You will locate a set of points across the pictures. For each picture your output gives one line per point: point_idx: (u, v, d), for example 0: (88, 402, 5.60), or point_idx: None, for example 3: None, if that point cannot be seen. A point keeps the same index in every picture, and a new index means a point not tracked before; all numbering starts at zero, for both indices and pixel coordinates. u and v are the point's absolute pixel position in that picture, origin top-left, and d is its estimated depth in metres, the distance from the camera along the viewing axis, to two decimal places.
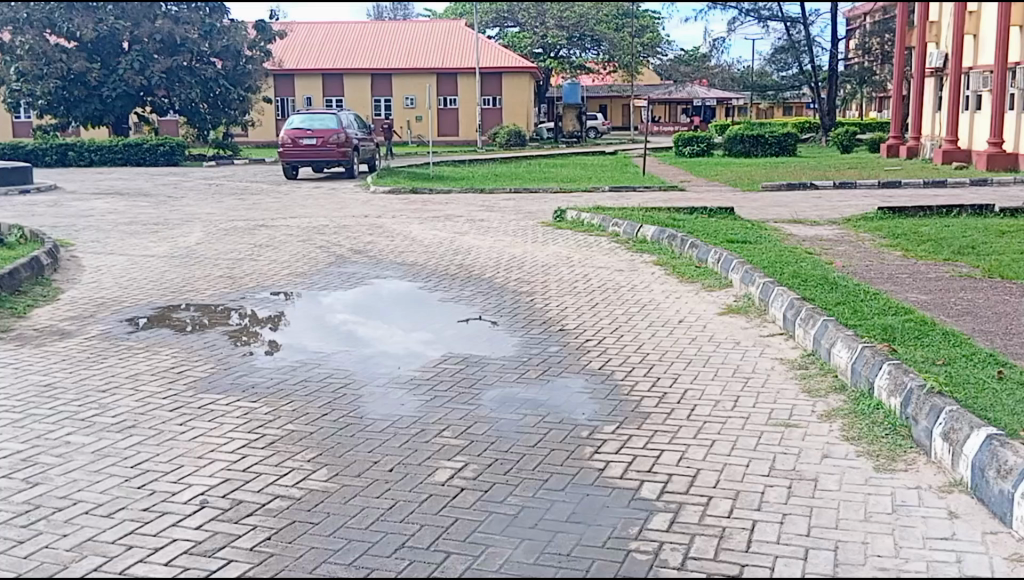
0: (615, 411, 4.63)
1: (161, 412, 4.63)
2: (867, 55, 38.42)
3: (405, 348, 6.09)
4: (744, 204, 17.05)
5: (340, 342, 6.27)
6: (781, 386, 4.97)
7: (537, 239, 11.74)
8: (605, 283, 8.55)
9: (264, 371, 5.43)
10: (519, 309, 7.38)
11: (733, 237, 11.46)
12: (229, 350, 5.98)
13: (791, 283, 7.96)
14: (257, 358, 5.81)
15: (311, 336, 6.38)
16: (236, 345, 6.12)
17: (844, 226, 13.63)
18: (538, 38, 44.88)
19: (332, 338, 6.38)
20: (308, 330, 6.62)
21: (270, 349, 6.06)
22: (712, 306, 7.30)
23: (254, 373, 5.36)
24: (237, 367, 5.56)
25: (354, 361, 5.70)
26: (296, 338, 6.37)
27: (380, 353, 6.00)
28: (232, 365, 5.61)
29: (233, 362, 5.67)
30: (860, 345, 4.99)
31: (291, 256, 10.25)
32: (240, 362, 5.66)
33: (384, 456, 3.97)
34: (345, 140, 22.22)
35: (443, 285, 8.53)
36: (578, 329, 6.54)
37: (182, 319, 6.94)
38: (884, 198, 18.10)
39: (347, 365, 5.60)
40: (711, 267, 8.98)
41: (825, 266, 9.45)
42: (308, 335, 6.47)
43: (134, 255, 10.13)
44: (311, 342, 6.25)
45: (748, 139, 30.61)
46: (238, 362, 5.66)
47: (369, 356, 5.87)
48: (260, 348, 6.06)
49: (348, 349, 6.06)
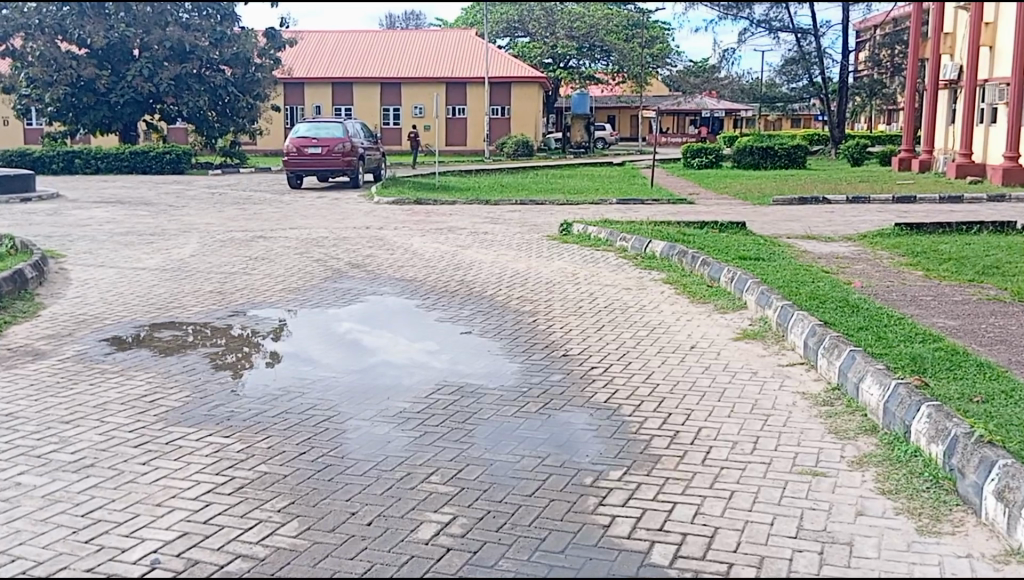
0: (622, 453, 4.21)
1: (124, 448, 4.19)
2: (879, 67, 38.05)
3: (410, 358, 6.06)
4: (755, 218, 16.64)
5: (342, 352, 6.21)
6: (805, 426, 4.56)
7: (542, 254, 11.34)
8: (611, 302, 8.14)
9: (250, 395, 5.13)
10: (519, 333, 6.89)
11: (747, 253, 11.05)
12: (210, 373, 5.59)
13: (809, 305, 7.55)
14: (255, 370, 5.70)
15: (316, 345, 6.36)
16: (223, 365, 5.80)
17: (861, 243, 13.19)
18: (547, 48, 44.70)
19: (336, 349, 6.31)
20: (310, 343, 6.47)
21: (272, 361, 5.95)
22: (727, 331, 6.87)
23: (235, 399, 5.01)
24: (230, 383, 5.39)
25: (356, 371, 5.67)
26: (299, 350, 6.26)
27: (383, 362, 5.97)
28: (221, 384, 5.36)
29: (218, 383, 5.35)
30: (892, 381, 4.61)
31: (286, 270, 9.88)
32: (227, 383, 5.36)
33: (363, 507, 3.56)
34: (351, 149, 21.87)
35: (441, 303, 8.14)
36: (583, 357, 6.06)
37: (165, 340, 6.52)
38: (899, 213, 17.67)
39: (351, 376, 5.58)
40: (724, 286, 8.57)
41: (843, 286, 9.04)
42: (313, 344, 6.44)
43: (124, 268, 9.78)
44: (316, 351, 6.21)
45: (758, 151, 30.13)
46: (236, 376, 5.53)
47: (372, 366, 5.83)
48: (261, 359, 5.96)
49: (351, 360, 6.00)
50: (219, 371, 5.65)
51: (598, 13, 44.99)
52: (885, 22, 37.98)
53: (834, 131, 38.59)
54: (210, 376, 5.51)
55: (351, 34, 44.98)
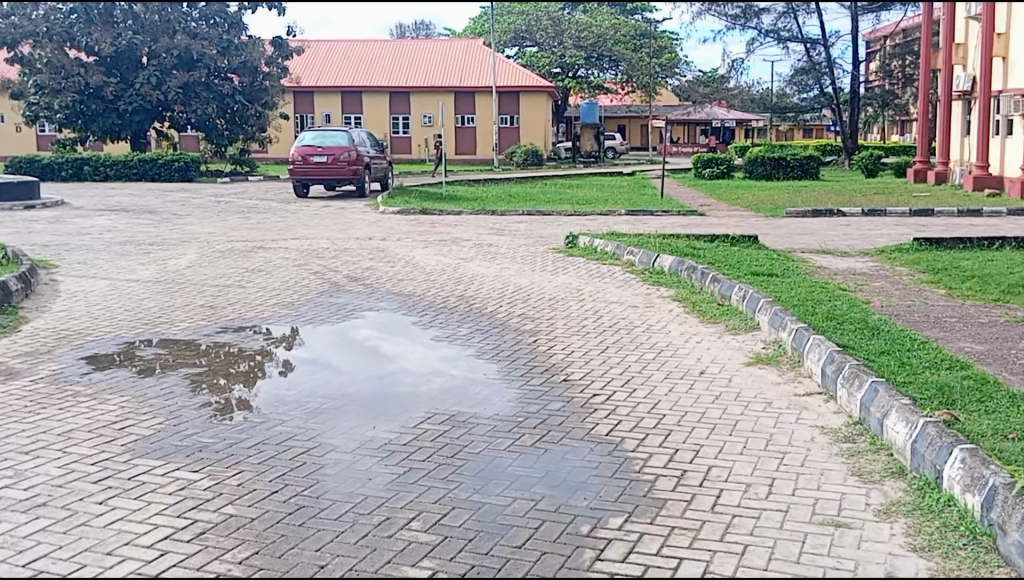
0: (623, 496, 3.85)
1: (83, 485, 3.82)
2: (891, 77, 37.66)
3: (427, 365, 6.14)
4: (768, 231, 16.26)
5: (362, 358, 6.35)
6: (825, 467, 4.21)
7: (546, 268, 11.01)
8: (617, 321, 7.77)
9: (235, 419, 4.82)
10: (519, 356, 6.49)
11: (759, 268, 10.72)
12: (208, 391, 5.41)
13: (826, 326, 7.34)
14: (268, 380, 5.74)
15: (335, 351, 6.49)
16: (232, 377, 5.76)
17: (878, 259, 12.79)
18: (556, 57, 44.55)
19: (356, 354, 6.46)
20: (332, 348, 6.63)
21: (284, 369, 5.99)
22: (738, 354, 6.50)
23: (216, 424, 4.68)
24: (243, 393, 5.43)
25: (374, 377, 5.80)
26: (319, 356, 6.41)
27: (402, 368, 6.08)
28: (229, 396, 5.35)
29: (216, 401, 5.19)
30: (919, 419, 4.25)
31: (282, 283, 9.57)
32: (220, 402, 5.15)
33: (334, 559, 3.22)
34: (357, 158, 21.67)
35: (441, 320, 7.81)
36: (586, 384, 5.66)
37: (147, 359, 6.18)
38: (917, 227, 17.22)
39: (368, 382, 5.68)
40: (736, 305, 8.18)
41: (861, 305, 8.76)
42: (332, 351, 6.53)
43: (117, 279, 9.49)
44: (334, 358, 6.34)
45: (769, 161, 29.71)
46: (248, 386, 5.58)
47: (389, 372, 5.95)
48: (273, 369, 6.00)
49: (370, 365, 6.13)
50: (201, 395, 5.31)
51: (606, 23, 44.81)
52: (895, 33, 37.57)
53: (847, 142, 38.14)
54: (195, 398, 5.22)
55: (361, 43, 44.98)
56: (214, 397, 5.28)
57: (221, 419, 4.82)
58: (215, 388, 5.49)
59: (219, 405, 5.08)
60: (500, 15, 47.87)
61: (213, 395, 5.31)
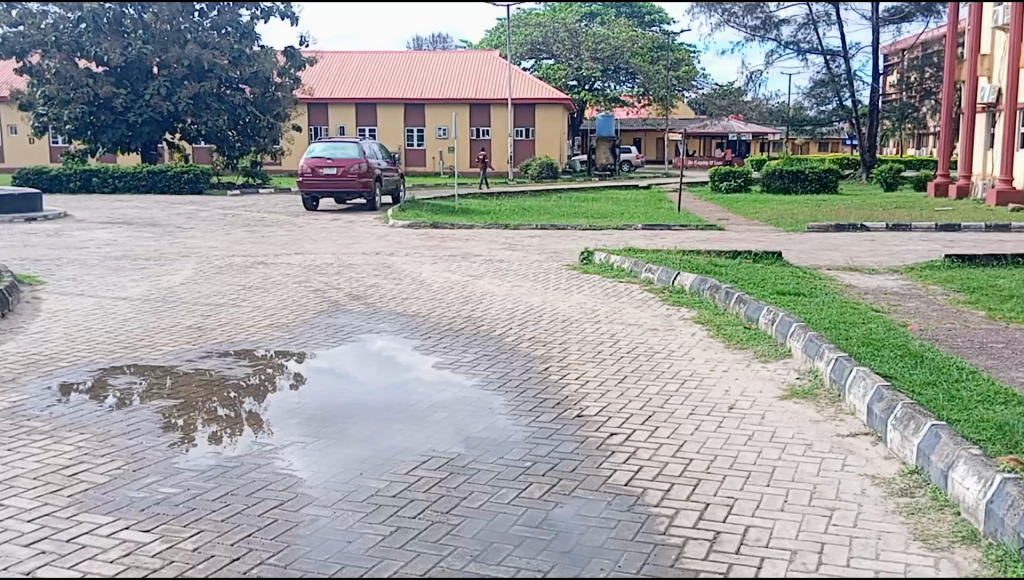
0: (648, 569, 3.23)
1: (13, 548, 3.29)
2: (909, 90, 36.94)
3: (441, 375, 6.19)
4: (791, 247, 15.66)
5: (378, 366, 6.40)
6: (884, 529, 3.57)
7: (560, 286, 10.42)
8: (634, 346, 7.19)
9: (235, 444, 4.60)
10: (528, 389, 5.86)
11: (784, 287, 10.16)
12: (216, 407, 5.30)
13: (861, 353, 6.79)
14: (280, 393, 5.64)
15: (351, 361, 6.51)
16: (242, 391, 5.67)
17: (908, 276, 12.15)
18: (572, 70, 44.10)
19: (374, 363, 6.51)
20: (350, 356, 6.72)
21: (296, 381, 5.95)
22: (770, 386, 5.88)
23: (194, 461, 4.27)
24: (253, 406, 5.34)
25: (390, 386, 5.84)
26: (336, 365, 6.46)
27: (416, 378, 6.11)
28: (240, 409, 5.28)
29: (225, 417, 5.09)
30: (993, 474, 3.60)
31: (279, 302, 9.08)
32: (227, 419, 5.05)
33: None
34: (367, 170, 21.21)
35: (446, 345, 7.24)
36: (602, 422, 5.06)
37: (118, 389, 5.68)
38: (946, 243, 16.55)
39: (382, 392, 5.71)
40: (764, 328, 7.61)
41: (897, 328, 8.17)
42: (348, 361, 6.57)
43: (104, 296, 9.04)
44: (350, 366, 6.38)
45: (787, 174, 29.05)
46: (259, 399, 5.47)
47: (405, 381, 5.99)
48: (285, 381, 5.93)
49: (386, 373, 6.19)
50: (175, 430, 4.82)
51: (623, 35, 44.26)
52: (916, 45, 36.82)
53: (865, 155, 37.38)
54: (197, 416, 5.09)
55: (377, 56, 44.87)
56: (220, 414, 5.15)
57: (228, 437, 4.71)
58: (222, 403, 5.37)
59: (218, 426, 4.90)
60: (517, 27, 47.70)
61: (212, 416, 5.10)
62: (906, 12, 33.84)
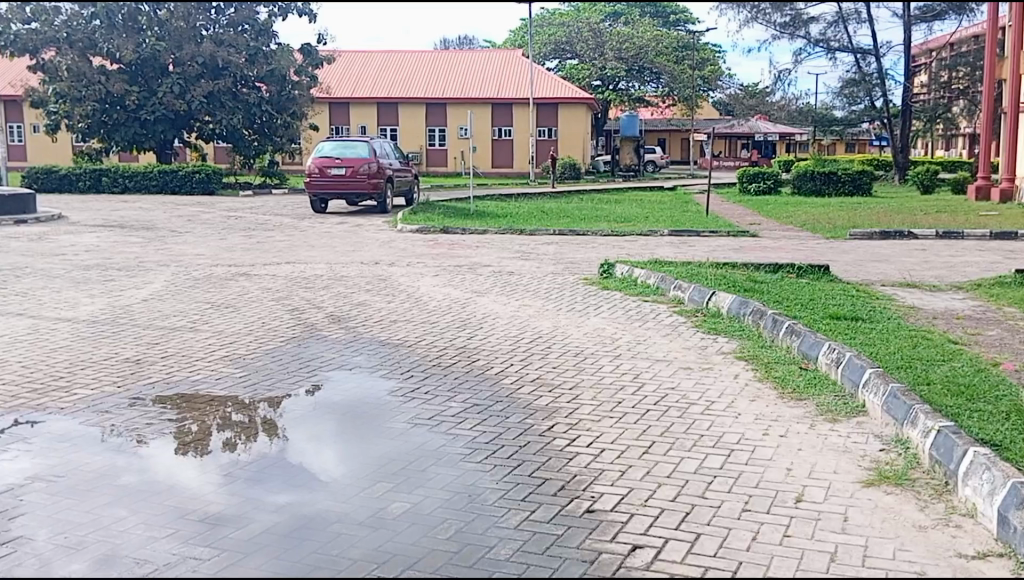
0: None
1: None
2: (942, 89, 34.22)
3: (435, 412, 5.33)
4: (834, 257, 14.11)
5: (375, 388, 5.83)
6: None
7: (575, 307, 8.95)
8: (666, 392, 5.79)
9: (251, 448, 4.63)
10: (524, 462, 4.48)
11: (839, 310, 8.61)
12: (232, 412, 5.24)
13: (955, 408, 5.33)
14: (294, 398, 5.54)
15: (368, 374, 6.18)
16: (260, 396, 5.56)
17: (977, 295, 10.54)
18: (596, 70, 42.53)
19: (378, 380, 6.03)
20: (351, 376, 6.13)
21: (312, 390, 5.74)
22: (850, 461, 4.49)
23: (216, 464, 4.39)
24: (268, 413, 5.24)
25: (381, 408, 5.38)
26: (349, 376, 6.13)
27: (408, 406, 5.44)
28: (255, 415, 5.20)
29: (238, 422, 5.04)
30: None
31: (245, 326, 7.73)
32: (242, 424, 5.01)
33: None
34: (378, 170, 19.85)
35: (431, 387, 5.88)
36: (622, 525, 3.73)
37: (38, 433, 4.78)
38: (1004, 253, 14.89)
39: (376, 409, 5.35)
40: (825, 371, 6.13)
41: (988, 369, 6.60)
42: (370, 371, 6.28)
43: (44, 318, 7.76)
44: (365, 379, 6.05)
45: (819, 176, 27.35)
46: (274, 405, 5.38)
47: (396, 404, 5.48)
48: (301, 388, 5.76)
49: (378, 395, 5.66)
50: (167, 451, 4.56)
51: (647, 34, 42.74)
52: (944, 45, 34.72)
53: (898, 157, 35.65)
54: (211, 420, 5.06)
55: (396, 54, 43.76)
56: (234, 420, 5.09)
57: (243, 444, 4.70)
58: (238, 409, 5.29)
59: (233, 432, 4.87)
60: (540, 27, 46.46)
61: (226, 422, 5.05)
62: (938, 10, 31.75)
